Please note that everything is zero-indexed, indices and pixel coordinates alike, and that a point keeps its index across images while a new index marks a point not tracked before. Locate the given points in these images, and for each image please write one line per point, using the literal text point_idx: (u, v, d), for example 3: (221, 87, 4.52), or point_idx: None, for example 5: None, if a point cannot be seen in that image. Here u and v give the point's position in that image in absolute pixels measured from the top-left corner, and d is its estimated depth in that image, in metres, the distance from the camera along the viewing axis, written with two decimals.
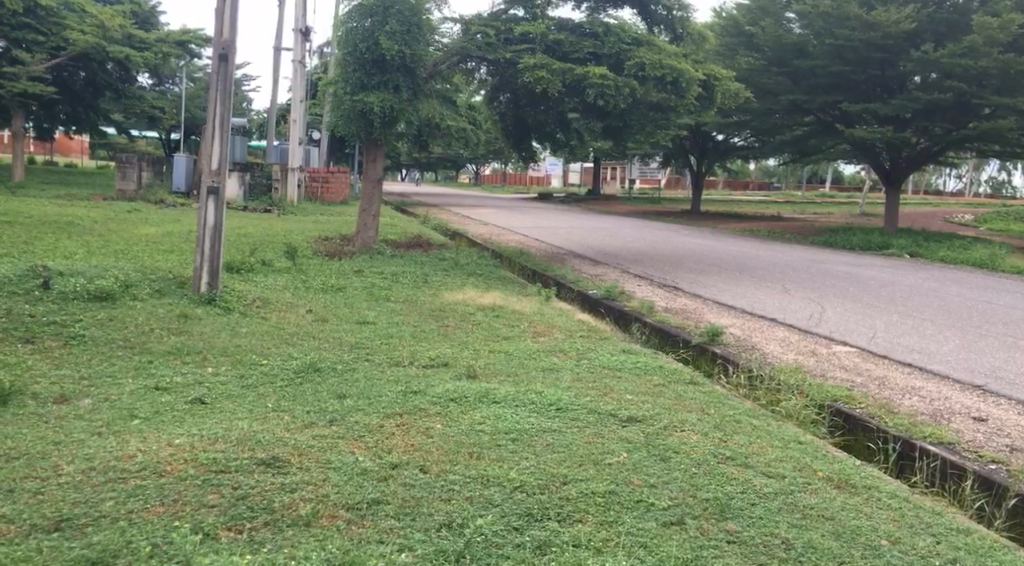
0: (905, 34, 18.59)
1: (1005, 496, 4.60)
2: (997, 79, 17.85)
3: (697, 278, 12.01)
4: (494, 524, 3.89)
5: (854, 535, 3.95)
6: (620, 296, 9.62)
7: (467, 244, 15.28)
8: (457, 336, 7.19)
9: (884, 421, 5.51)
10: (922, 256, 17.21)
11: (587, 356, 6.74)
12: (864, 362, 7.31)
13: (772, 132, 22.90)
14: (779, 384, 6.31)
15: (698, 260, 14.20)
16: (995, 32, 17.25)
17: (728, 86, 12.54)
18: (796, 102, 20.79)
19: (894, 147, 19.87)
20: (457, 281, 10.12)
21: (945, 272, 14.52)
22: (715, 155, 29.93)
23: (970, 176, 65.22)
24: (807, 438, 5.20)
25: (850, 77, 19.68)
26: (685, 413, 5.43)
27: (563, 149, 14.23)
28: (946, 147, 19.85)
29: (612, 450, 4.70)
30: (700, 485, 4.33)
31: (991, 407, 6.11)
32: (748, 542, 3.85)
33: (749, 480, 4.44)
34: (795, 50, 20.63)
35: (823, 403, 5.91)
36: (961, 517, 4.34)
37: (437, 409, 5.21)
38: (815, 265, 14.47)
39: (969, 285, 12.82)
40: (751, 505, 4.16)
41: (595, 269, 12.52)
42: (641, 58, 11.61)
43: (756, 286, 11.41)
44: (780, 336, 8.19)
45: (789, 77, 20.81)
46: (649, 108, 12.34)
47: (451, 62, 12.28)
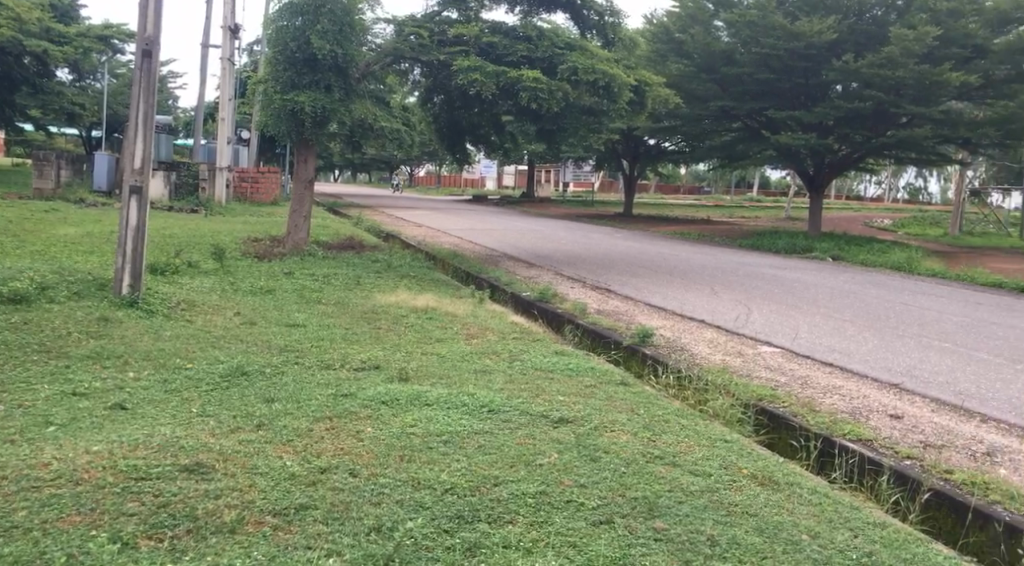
0: (826, 43, 19.14)
1: (919, 490, 4.77)
2: (913, 89, 18.48)
3: (629, 280, 12.17)
4: (424, 526, 3.89)
5: (777, 530, 4.04)
6: (553, 299, 9.70)
7: (400, 246, 15.24)
8: (389, 338, 7.18)
9: (807, 419, 5.68)
10: (844, 258, 17.73)
11: (519, 358, 6.79)
12: (789, 363, 7.50)
13: (702, 137, 23.30)
14: (706, 384, 6.44)
15: (628, 262, 14.40)
16: (911, 44, 17.83)
17: (659, 92, 12.76)
18: (725, 108, 21.22)
19: (817, 152, 20.44)
20: (389, 283, 10.08)
21: (868, 275, 14.97)
22: (647, 159, 30.36)
23: (891, 181, 67.39)
24: (733, 437, 5.32)
25: (776, 85, 20.19)
26: (615, 413, 5.51)
27: (496, 152, 14.31)
28: (867, 153, 20.48)
29: (543, 451, 4.74)
30: (629, 485, 4.39)
31: (907, 405, 6.35)
32: (675, 538, 3.91)
33: (676, 478, 4.52)
34: (723, 58, 20.97)
35: (749, 402, 6.06)
36: (878, 511, 4.48)
37: (368, 412, 5.19)
38: (740, 267, 14.77)
39: (888, 288, 13.23)
40: (678, 503, 4.23)
41: (528, 270, 12.62)
42: (574, 62, 11.71)
43: (685, 288, 11.59)
44: (707, 337, 8.35)
45: (717, 83, 21.18)
46: (581, 113, 12.45)
47: (384, 63, 12.21)
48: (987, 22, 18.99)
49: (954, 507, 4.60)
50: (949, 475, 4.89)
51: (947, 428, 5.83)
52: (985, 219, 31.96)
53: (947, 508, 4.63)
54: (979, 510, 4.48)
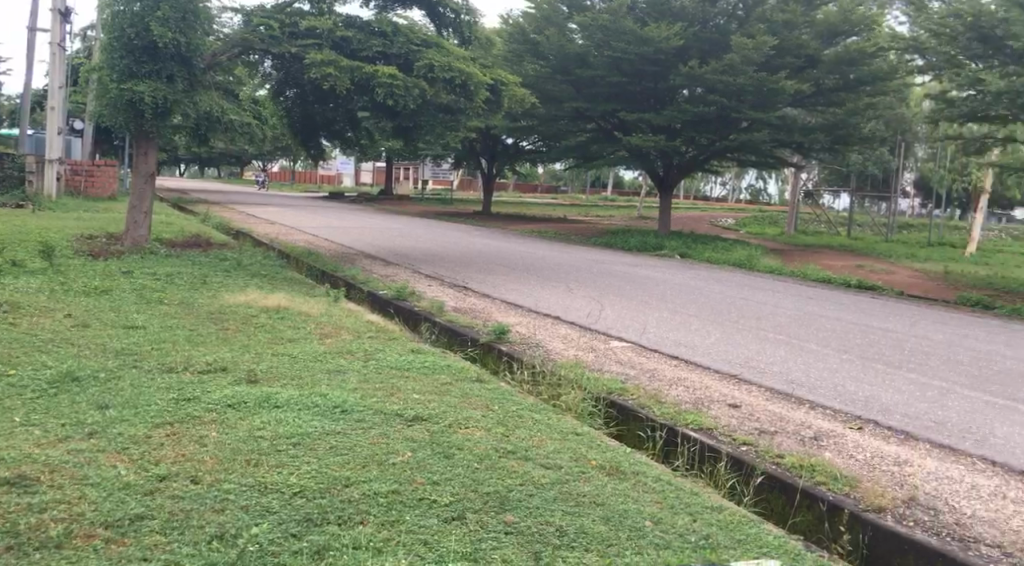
0: (673, 49, 19.82)
1: (753, 474, 5.02)
2: (753, 95, 19.38)
3: (485, 277, 12.23)
4: (271, 531, 3.78)
5: (622, 518, 4.13)
6: (409, 297, 9.63)
7: (250, 244, 14.78)
8: (237, 339, 6.93)
9: (654, 411, 5.87)
10: (690, 256, 18.43)
11: (373, 357, 6.69)
12: (638, 356, 7.74)
13: (557, 137, 23.71)
14: (559, 379, 6.54)
15: (485, 260, 14.48)
16: (750, 52, 18.68)
17: (515, 92, 12.89)
18: (579, 109, 21.66)
19: (666, 153, 21.18)
20: (237, 283, 9.76)
21: (714, 273, 15.62)
22: (504, 158, 30.64)
23: (735, 182, 70.59)
24: (585, 429, 5.43)
25: (627, 87, 20.84)
26: (470, 410, 5.52)
27: (353, 148, 14.07)
28: (712, 155, 21.43)
29: (395, 450, 4.70)
30: (481, 480, 4.39)
31: (745, 394, 6.69)
32: (525, 531, 3.94)
33: (529, 471, 4.56)
34: (577, 60, 21.32)
35: (599, 396, 6.21)
36: (716, 496, 4.68)
37: (213, 416, 5.00)
38: (595, 265, 15.12)
39: (732, 284, 13.84)
40: (529, 496, 4.27)
41: (384, 269, 12.50)
42: (430, 60, 11.71)
43: (541, 285, 11.75)
44: (562, 333, 8.49)
45: (571, 84, 21.60)
46: (437, 111, 12.40)
47: (232, 53, 11.93)
48: (819, 34, 20.14)
49: (784, 489, 4.86)
50: (780, 459, 5.18)
51: (781, 416, 6.18)
52: (820, 220, 33.92)
53: (779, 490, 4.88)
54: (808, 491, 4.74)
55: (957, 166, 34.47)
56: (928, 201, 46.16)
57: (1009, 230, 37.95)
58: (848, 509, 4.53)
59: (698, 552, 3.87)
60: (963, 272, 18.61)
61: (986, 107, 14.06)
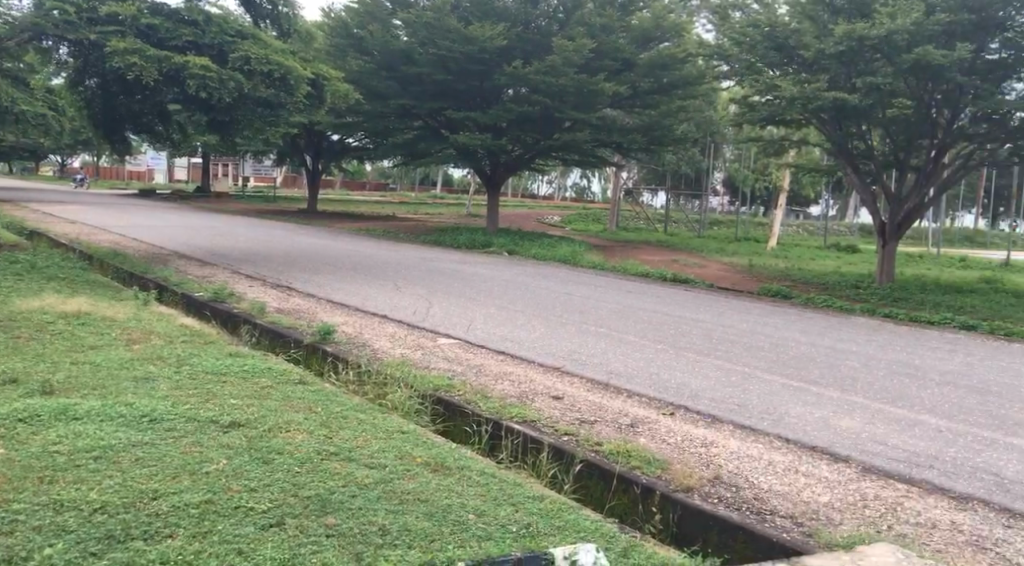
0: (497, 48, 20.08)
1: (573, 462, 5.16)
2: (574, 96, 19.94)
3: (309, 277, 11.96)
4: (68, 552, 3.54)
5: (445, 513, 4.13)
6: (226, 298, 9.28)
7: (50, 245, 13.80)
8: (32, 348, 6.45)
9: (479, 406, 5.93)
10: (518, 253, 18.76)
11: (187, 362, 6.40)
12: (465, 352, 7.79)
13: (383, 134, 23.52)
14: (384, 377, 6.49)
15: (309, 259, 14.17)
16: (571, 54, 19.20)
17: (337, 87, 12.70)
18: (405, 106, 21.56)
19: (492, 152, 21.46)
20: (35, 287, 9.09)
21: (539, 268, 15.96)
22: (329, 155, 30.10)
23: (560, 181, 72.38)
24: (410, 427, 5.41)
25: (452, 85, 20.95)
26: (291, 413, 5.38)
27: (163, 142, 13.44)
28: (537, 154, 21.91)
29: (209, 458, 4.51)
30: (301, 484, 4.29)
31: (568, 386, 6.88)
32: (346, 533, 3.86)
33: (351, 472, 4.49)
34: (402, 57, 21.21)
35: (425, 392, 6.21)
36: (539, 485, 4.77)
37: (2, 433, 4.63)
38: (423, 263, 15.11)
39: (557, 280, 14.19)
40: (351, 496, 4.20)
41: (201, 269, 11.99)
42: (245, 52, 11.38)
43: (367, 284, 11.61)
44: (388, 331, 8.42)
45: (396, 82, 21.46)
46: (255, 105, 12.01)
47: (21, 38, 11.13)
48: (635, 38, 20.95)
49: (602, 475, 5.03)
50: (600, 447, 5.35)
51: (599, 405, 6.39)
52: (639, 217, 35.33)
53: (598, 477, 5.05)
54: (623, 476, 4.93)
55: (761, 166, 36.77)
56: (735, 200, 48.99)
57: (807, 225, 40.87)
58: (659, 490, 4.74)
59: (517, 541, 3.93)
60: (767, 265, 19.85)
61: (784, 111, 15.06)
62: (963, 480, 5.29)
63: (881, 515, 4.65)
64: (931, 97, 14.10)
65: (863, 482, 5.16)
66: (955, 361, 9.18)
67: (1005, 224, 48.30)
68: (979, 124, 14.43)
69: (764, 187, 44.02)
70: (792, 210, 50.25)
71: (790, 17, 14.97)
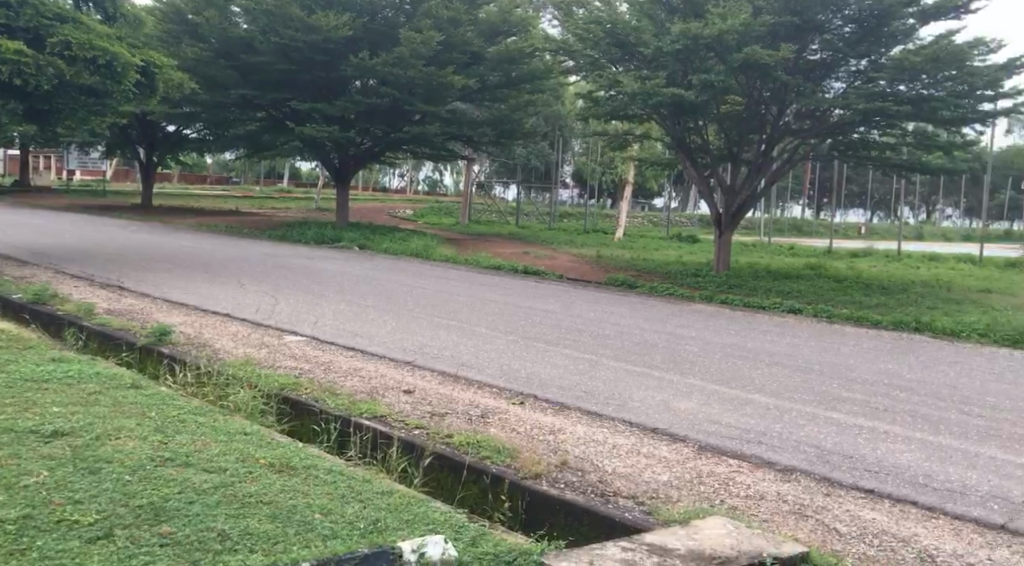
0: (342, 39, 19.79)
1: (423, 456, 5.18)
2: (423, 89, 19.90)
3: (146, 276, 11.44)
4: None
5: (290, 514, 4.05)
6: (50, 299, 8.75)
7: None
8: None
9: (326, 404, 5.86)
10: (369, 247, 18.56)
11: (5, 370, 6.00)
12: (313, 350, 7.65)
13: (223, 126, 22.73)
14: (226, 378, 6.30)
15: (145, 257, 13.54)
16: (419, 46, 19.14)
17: (170, 75, 12.21)
18: (246, 96, 20.90)
19: (341, 144, 21.14)
20: None
21: (389, 262, 15.85)
22: (165, 147, 28.83)
23: (411, 175, 72.01)
24: (253, 428, 5.28)
25: (296, 76, 20.49)
26: (123, 419, 5.14)
27: None
28: (386, 147, 21.74)
29: (29, 471, 4.26)
30: (133, 494, 4.10)
31: (418, 380, 6.88)
32: (183, 540, 3.71)
33: (188, 479, 4.34)
34: (242, 46, 20.57)
35: (271, 392, 6.08)
36: (387, 480, 4.76)
37: None
38: (269, 259, 14.72)
39: (408, 274, 14.13)
40: (188, 503, 4.05)
41: (24, 269, 11.25)
42: (67, 36, 10.76)
43: (209, 282, 11.21)
44: (230, 330, 8.17)
45: (237, 71, 20.79)
46: (80, 93, 11.38)
47: None
48: (482, 32, 21.08)
49: (452, 467, 5.07)
50: (449, 440, 5.39)
51: (450, 397, 6.44)
52: (489, 210, 35.61)
53: (448, 469, 5.08)
54: (473, 467, 4.98)
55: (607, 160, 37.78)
56: (583, 193, 50.10)
57: (651, 216, 42.33)
58: (508, 478, 4.82)
59: (365, 537, 3.88)
60: (613, 256, 20.45)
61: (625, 106, 15.52)
62: (788, 453, 5.64)
63: (715, 490, 4.89)
64: (760, 94, 14.88)
65: (699, 460, 5.42)
66: (784, 343, 9.75)
67: (830, 213, 51.58)
68: (803, 120, 15.34)
69: (611, 180, 45.24)
70: (637, 201, 51.92)
71: (630, 15, 15.46)
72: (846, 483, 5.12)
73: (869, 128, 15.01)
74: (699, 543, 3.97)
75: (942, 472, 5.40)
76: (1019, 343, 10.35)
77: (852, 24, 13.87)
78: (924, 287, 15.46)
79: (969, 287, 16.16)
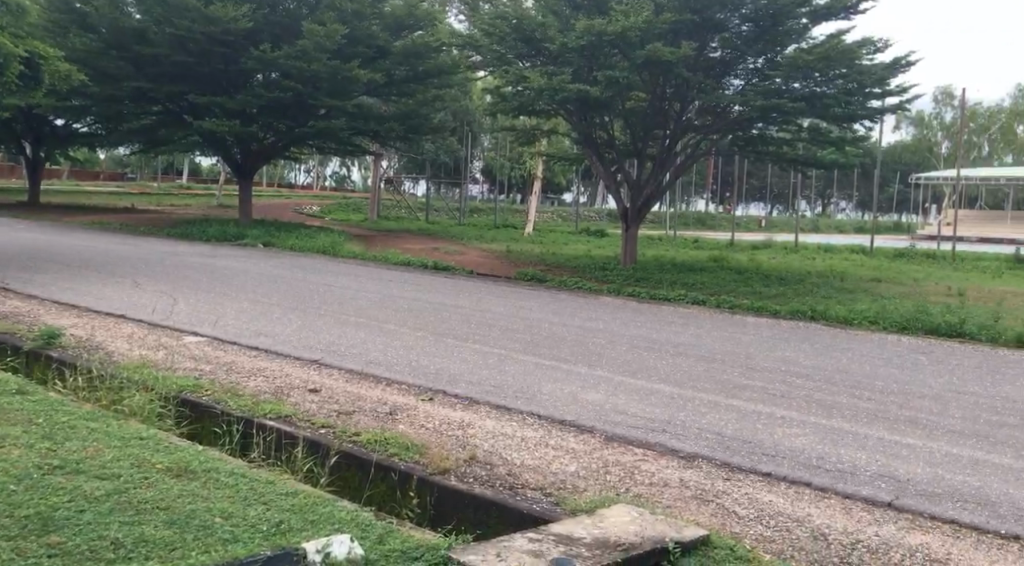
0: (242, 31, 19.36)
1: (329, 455, 5.12)
2: (327, 83, 19.63)
3: (35, 277, 10.97)
4: None
5: (188, 520, 3.94)
6: None
7: None
8: None
9: (228, 406, 5.73)
10: (273, 244, 18.22)
11: None
12: (213, 350, 7.47)
13: (117, 120, 21.97)
14: (121, 382, 6.10)
15: (33, 257, 12.98)
16: (322, 39, 18.87)
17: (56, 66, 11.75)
18: (141, 89, 20.24)
19: (243, 139, 20.69)
20: None
21: (294, 260, 15.58)
22: (54, 142, 27.67)
23: (317, 171, 70.96)
24: (149, 432, 5.12)
25: (194, 68, 19.96)
26: (7, 427, 4.92)
27: None
28: (290, 142, 21.37)
29: None
30: (18, 504, 3.93)
31: (324, 378, 6.79)
32: (73, 551, 3.55)
33: (78, 486, 4.18)
34: (136, 37, 19.92)
35: (169, 394, 5.91)
36: (292, 481, 4.68)
37: None
38: (169, 258, 14.29)
39: (314, 271, 13.92)
40: (79, 512, 3.90)
41: None
42: None
43: (103, 282, 10.82)
44: (126, 332, 7.91)
45: (130, 63, 20.09)
46: None
47: None
48: (387, 26, 20.91)
49: (359, 465, 5.02)
50: (356, 437, 5.34)
51: (357, 395, 6.37)
52: (398, 205, 35.36)
53: (355, 467, 5.03)
54: (381, 463, 4.94)
55: (516, 155, 37.95)
56: (493, 188, 50.24)
57: (560, 211, 42.74)
58: (416, 475, 4.79)
59: (267, 540, 3.80)
60: (522, 250, 20.55)
61: (531, 101, 15.61)
62: (690, 440, 5.77)
63: (621, 479, 4.97)
64: (662, 91, 15.16)
65: (605, 450, 5.49)
66: (688, 334, 9.97)
67: (733, 206, 52.93)
68: (705, 116, 15.69)
69: (520, 175, 45.49)
70: (546, 196, 52.31)
71: (534, 11, 15.55)
72: (745, 467, 5.26)
73: (767, 124, 15.44)
74: (605, 530, 4.02)
75: (836, 454, 5.60)
76: (907, 329, 10.83)
77: (748, 23, 14.24)
78: (819, 277, 16.04)
79: (861, 277, 16.83)
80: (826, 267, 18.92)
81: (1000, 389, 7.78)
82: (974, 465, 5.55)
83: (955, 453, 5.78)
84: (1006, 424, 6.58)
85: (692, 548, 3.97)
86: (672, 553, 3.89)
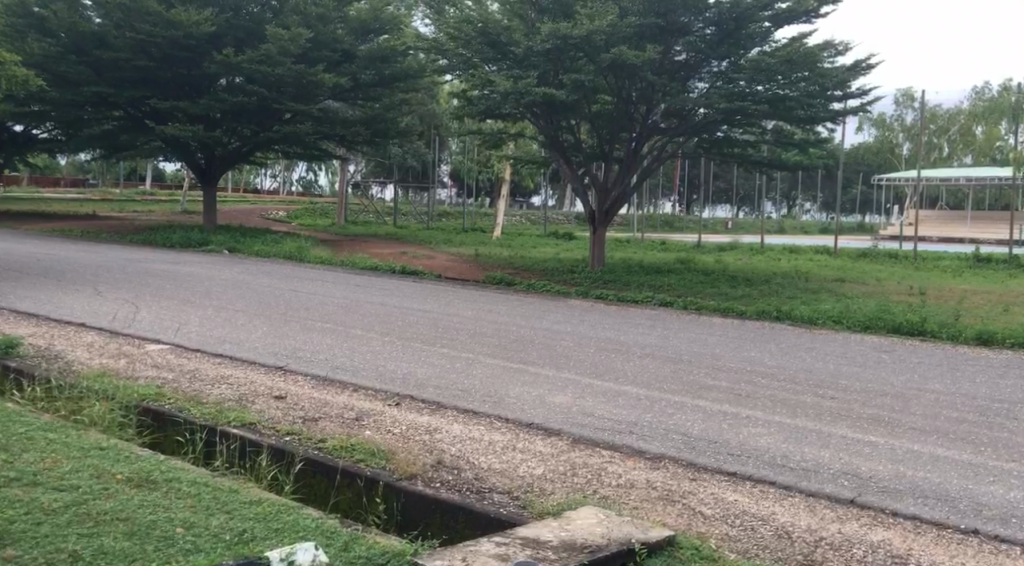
0: (205, 35, 19.21)
1: (293, 463, 5.07)
2: (292, 87, 19.54)
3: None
4: None
5: (149, 530, 3.88)
6: None
7: None
8: None
9: (190, 414, 5.67)
10: (238, 250, 18.06)
11: None
12: (177, 358, 7.37)
13: (76, 125, 21.67)
14: (80, 392, 6.00)
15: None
16: (287, 43, 18.79)
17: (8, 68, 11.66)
18: (102, 94, 19.99)
19: (206, 144, 20.51)
20: None
21: (259, 266, 15.44)
22: (11, 149, 27.15)
23: (282, 175, 70.49)
24: (109, 442, 5.04)
25: (156, 73, 19.77)
26: None
27: None
28: (255, 147, 21.20)
29: None
30: None
31: (290, 385, 6.73)
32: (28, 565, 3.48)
33: (36, 498, 4.11)
34: (96, 41, 19.67)
35: (130, 403, 5.83)
36: (256, 490, 4.63)
37: None
38: (131, 264, 14.11)
39: (280, 276, 13.83)
40: (36, 525, 3.83)
41: None
42: None
43: (64, 290, 10.66)
44: (87, 340, 7.79)
45: (88, 67, 19.81)
46: None
47: None
48: (353, 30, 20.82)
49: (324, 472, 4.98)
50: (322, 443, 5.31)
51: (323, 401, 6.32)
52: (364, 210, 35.22)
53: (320, 474, 4.99)
54: (346, 469, 4.90)
55: (483, 158, 37.94)
56: (461, 190, 50.24)
57: (528, 214, 42.76)
58: (382, 481, 4.76)
59: (230, 549, 3.75)
60: (489, 254, 20.53)
61: (497, 104, 15.61)
62: (657, 441, 5.80)
63: (587, 481, 4.97)
64: (628, 94, 15.21)
65: (572, 452, 5.49)
66: (654, 335, 10.03)
67: (699, 208, 53.35)
68: (670, 119, 15.77)
69: (487, 178, 45.46)
70: (515, 201, 52.31)
71: (500, 14, 15.61)
72: (710, 467, 5.29)
73: (731, 127, 15.57)
74: (571, 533, 4.01)
75: (799, 452, 5.65)
76: (870, 328, 10.95)
77: (712, 27, 14.35)
78: (784, 278, 16.20)
79: (825, 277, 16.97)
80: (791, 268, 19.04)
81: (961, 386, 7.90)
82: (934, 461, 5.63)
83: (917, 450, 5.85)
84: (966, 421, 6.68)
85: (657, 549, 3.98)
86: (639, 554, 3.90)
